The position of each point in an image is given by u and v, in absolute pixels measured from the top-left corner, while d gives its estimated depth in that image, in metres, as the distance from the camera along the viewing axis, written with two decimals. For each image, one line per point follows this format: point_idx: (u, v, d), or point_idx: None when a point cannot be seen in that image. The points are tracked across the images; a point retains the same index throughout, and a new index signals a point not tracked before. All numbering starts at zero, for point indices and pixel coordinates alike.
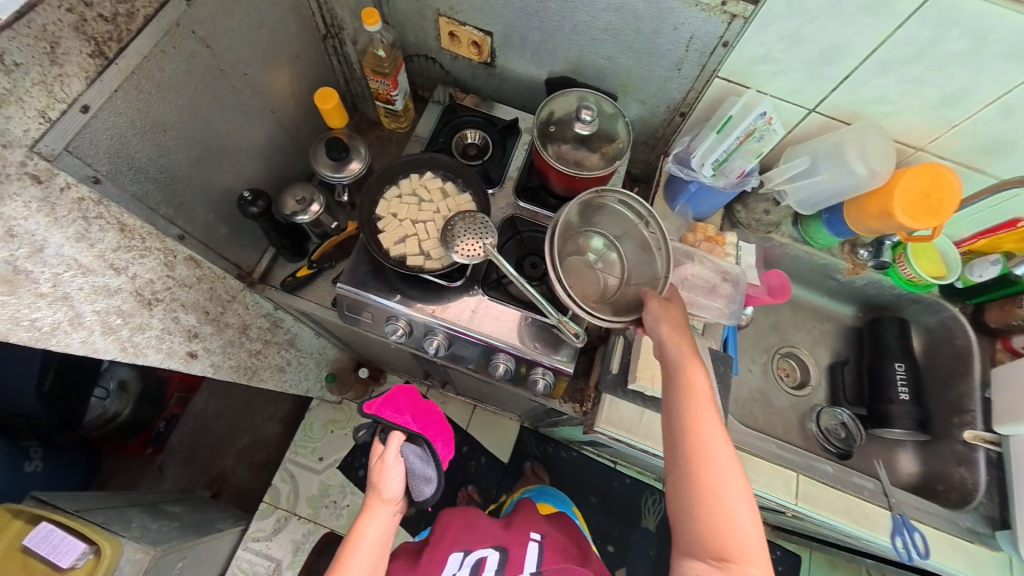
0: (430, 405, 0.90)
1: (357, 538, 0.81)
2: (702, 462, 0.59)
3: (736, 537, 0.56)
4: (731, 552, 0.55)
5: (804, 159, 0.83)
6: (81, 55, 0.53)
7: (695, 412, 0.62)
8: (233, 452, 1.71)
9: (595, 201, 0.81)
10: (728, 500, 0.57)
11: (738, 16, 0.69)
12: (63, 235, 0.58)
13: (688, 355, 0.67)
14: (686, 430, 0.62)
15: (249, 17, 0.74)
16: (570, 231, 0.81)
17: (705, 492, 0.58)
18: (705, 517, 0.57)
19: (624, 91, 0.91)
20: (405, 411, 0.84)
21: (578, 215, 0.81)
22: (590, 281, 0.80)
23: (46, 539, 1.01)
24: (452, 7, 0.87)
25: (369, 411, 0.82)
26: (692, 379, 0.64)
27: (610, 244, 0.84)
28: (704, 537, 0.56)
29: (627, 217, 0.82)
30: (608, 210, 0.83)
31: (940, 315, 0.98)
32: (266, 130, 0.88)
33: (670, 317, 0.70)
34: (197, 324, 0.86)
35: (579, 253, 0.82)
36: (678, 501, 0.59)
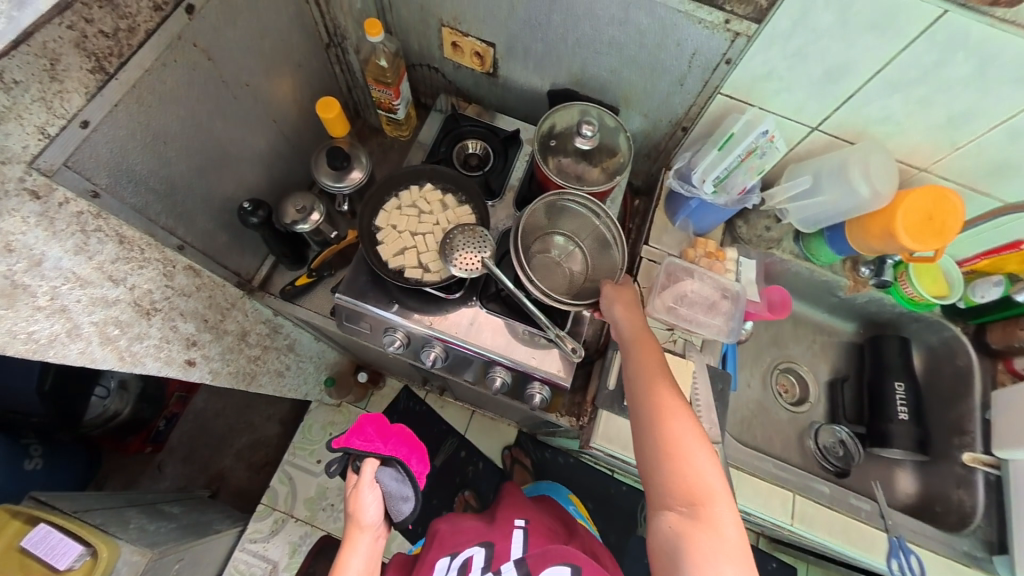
0: (400, 425, 0.90)
1: (340, 569, 0.81)
2: (662, 417, 0.65)
3: (701, 482, 0.60)
4: (698, 496, 0.59)
5: (806, 178, 0.82)
6: (81, 71, 0.53)
7: (650, 377, 0.69)
8: (232, 452, 1.72)
9: (557, 202, 0.83)
10: (689, 448, 0.62)
11: (741, 34, 0.68)
12: (62, 248, 0.58)
13: (638, 326, 0.74)
14: (645, 393, 0.68)
15: (252, 27, 0.74)
16: (535, 229, 0.83)
17: (667, 445, 0.63)
18: (671, 467, 0.61)
19: (627, 103, 0.90)
20: (376, 438, 0.85)
21: (544, 215, 0.84)
22: (557, 278, 0.83)
23: (44, 540, 1.02)
24: (456, 18, 0.86)
25: (337, 446, 0.84)
26: (645, 349, 0.72)
27: (571, 241, 0.85)
28: (672, 485, 0.60)
29: (588, 214, 0.83)
30: (570, 210, 0.84)
31: (942, 334, 0.97)
32: (268, 139, 0.88)
33: (623, 299, 0.77)
34: (196, 332, 0.85)
35: (544, 250, 0.84)
36: (648, 459, 0.64)
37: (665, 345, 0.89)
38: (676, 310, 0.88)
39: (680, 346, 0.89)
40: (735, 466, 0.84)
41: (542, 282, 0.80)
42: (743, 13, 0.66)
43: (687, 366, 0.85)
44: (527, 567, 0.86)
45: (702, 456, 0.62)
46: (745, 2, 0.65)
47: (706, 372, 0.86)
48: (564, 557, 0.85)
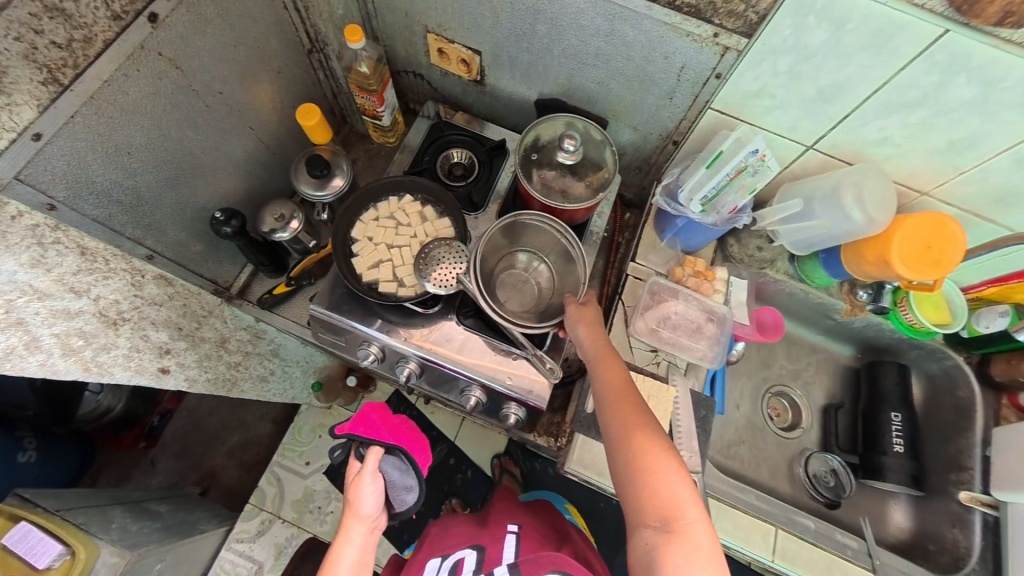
0: (403, 417, 0.86)
1: (333, 562, 0.77)
2: (630, 430, 0.62)
3: (671, 495, 0.57)
4: (671, 508, 0.56)
5: (798, 201, 0.79)
6: (33, 83, 0.52)
7: (616, 391, 0.66)
8: (224, 450, 1.68)
9: (516, 222, 0.81)
10: (659, 458, 0.59)
11: (731, 48, 0.65)
12: (17, 261, 0.57)
13: (602, 341, 0.72)
14: (612, 408, 0.65)
15: (224, 36, 0.72)
16: (495, 250, 0.82)
17: (637, 458, 0.60)
18: (642, 482, 0.58)
19: (616, 116, 0.86)
20: (380, 426, 0.80)
21: (503, 235, 0.82)
22: (525, 293, 0.83)
23: (24, 539, 0.99)
24: (441, 24, 0.83)
25: (340, 432, 0.79)
26: (610, 363, 0.69)
27: (536, 257, 0.85)
28: (643, 501, 0.57)
29: (550, 232, 0.81)
30: (530, 227, 0.82)
31: (943, 363, 0.92)
32: (245, 146, 0.86)
33: (586, 315, 0.74)
34: (170, 341, 0.83)
35: (509, 270, 0.84)
36: (620, 476, 0.61)
37: (647, 367, 0.85)
38: (660, 332, 0.86)
39: (662, 368, 0.85)
40: (715, 497, 0.82)
41: (507, 302, 0.80)
42: (732, 26, 0.63)
43: (667, 393, 0.80)
44: (519, 569, 0.78)
45: (671, 466, 0.59)
46: (734, 15, 0.61)
47: (691, 397, 0.83)
48: (556, 564, 0.76)
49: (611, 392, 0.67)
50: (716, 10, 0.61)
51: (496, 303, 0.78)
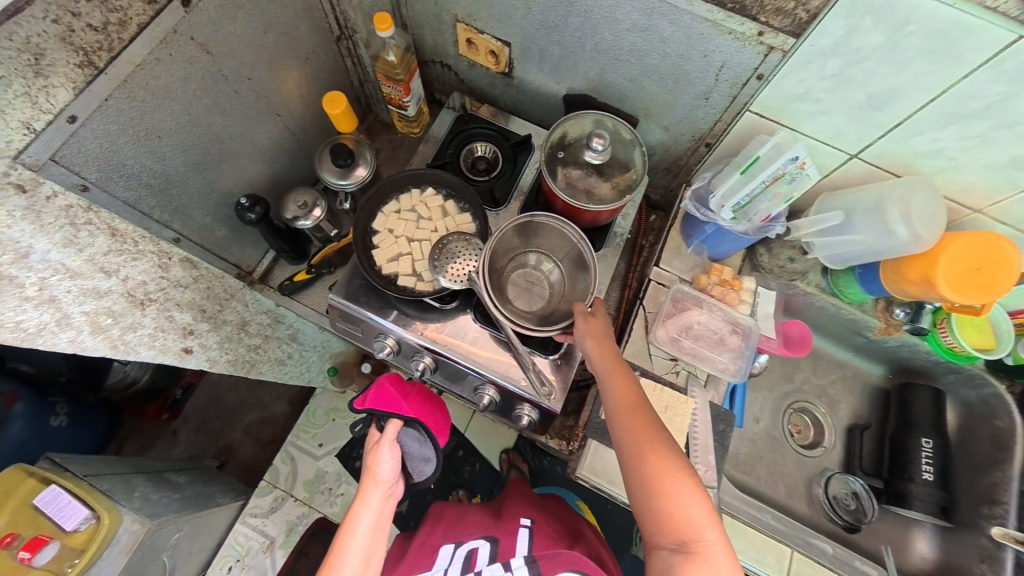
0: (421, 388, 0.87)
1: (351, 521, 0.76)
2: (643, 448, 0.61)
3: (688, 517, 0.55)
4: (688, 529, 0.55)
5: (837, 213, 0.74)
6: (69, 65, 0.52)
7: (626, 406, 0.65)
8: (242, 426, 1.73)
9: (530, 223, 0.79)
10: (675, 477, 0.58)
11: (776, 48, 0.61)
12: (50, 241, 0.58)
13: (611, 359, 0.69)
14: (623, 424, 0.64)
15: (254, 21, 0.72)
16: (508, 250, 0.81)
17: (651, 477, 0.58)
18: (658, 504, 0.57)
19: (646, 115, 0.84)
20: (400, 399, 0.81)
21: (518, 234, 0.81)
22: (530, 291, 0.81)
23: (53, 501, 1.04)
24: (470, 14, 0.82)
25: (360, 407, 0.79)
26: (619, 378, 0.67)
27: (548, 259, 0.83)
28: (660, 523, 0.56)
29: (563, 233, 0.79)
30: (547, 228, 0.80)
31: (981, 390, 0.87)
32: (271, 133, 0.87)
33: (594, 328, 0.71)
34: (193, 322, 0.85)
35: (520, 270, 0.82)
36: (635, 495, 0.59)
37: (666, 376, 0.83)
38: (681, 342, 0.83)
39: (682, 378, 0.83)
40: (729, 514, 0.81)
41: (514, 300, 0.80)
42: (778, 24, 0.59)
43: (685, 405, 0.79)
44: (537, 567, 0.78)
45: (687, 485, 0.57)
46: (782, 13, 0.58)
47: (709, 410, 0.80)
48: (575, 564, 0.77)
49: (622, 413, 0.64)
50: (762, 7, 0.58)
51: (502, 302, 0.77)
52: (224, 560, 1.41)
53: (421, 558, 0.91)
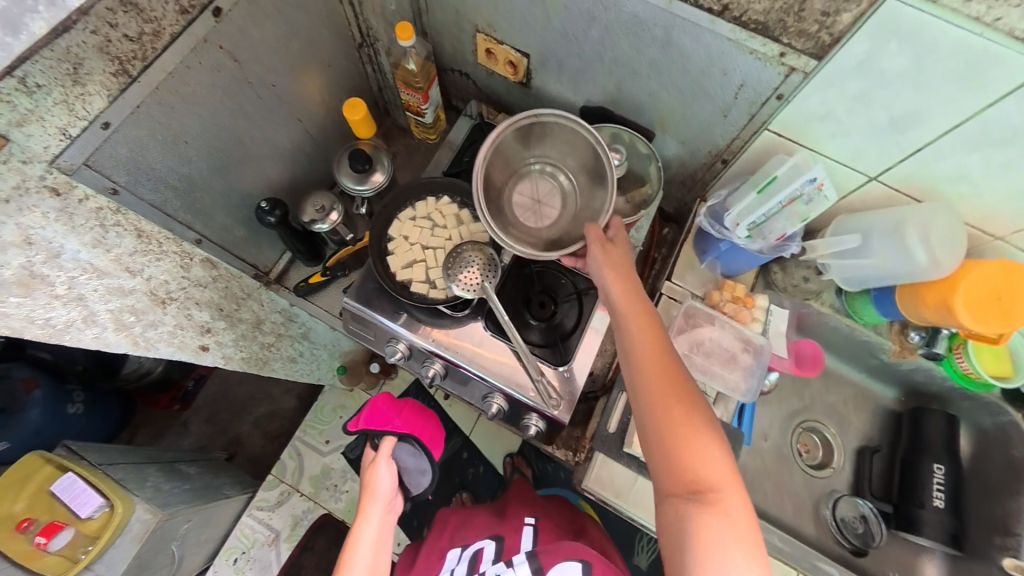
0: (413, 402, 0.88)
1: (354, 540, 0.77)
2: (665, 392, 0.59)
3: (704, 460, 0.56)
4: (708, 476, 0.55)
5: (854, 237, 0.74)
6: (105, 74, 0.54)
7: (647, 347, 0.63)
8: (250, 419, 1.76)
9: (534, 124, 0.78)
10: (696, 426, 0.57)
11: (797, 69, 0.61)
12: (80, 241, 0.60)
13: (629, 295, 0.67)
14: (643, 364, 0.62)
15: (280, 29, 0.73)
16: (508, 158, 0.81)
17: (674, 427, 0.57)
18: (673, 446, 0.57)
19: (663, 127, 0.84)
20: (393, 415, 0.82)
21: (519, 139, 0.80)
22: (536, 205, 0.84)
23: (69, 488, 1.08)
24: (491, 24, 0.82)
25: (354, 428, 0.81)
26: (642, 319, 0.65)
27: (554, 168, 0.84)
28: (674, 466, 0.56)
29: (574, 134, 0.77)
30: (551, 132, 0.79)
31: (997, 418, 0.86)
32: (292, 138, 0.88)
33: (612, 260, 0.70)
34: (210, 320, 0.88)
35: (524, 181, 0.85)
36: (651, 440, 0.59)
37: None
38: (692, 358, 0.82)
39: None
40: None
41: (519, 218, 0.83)
42: (801, 46, 0.59)
43: None
44: (539, 560, 0.78)
45: (708, 436, 0.57)
46: (805, 35, 0.58)
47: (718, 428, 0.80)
48: (575, 553, 0.78)
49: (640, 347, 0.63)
50: (785, 28, 0.58)
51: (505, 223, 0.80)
52: (230, 551, 1.44)
53: (430, 565, 0.93)
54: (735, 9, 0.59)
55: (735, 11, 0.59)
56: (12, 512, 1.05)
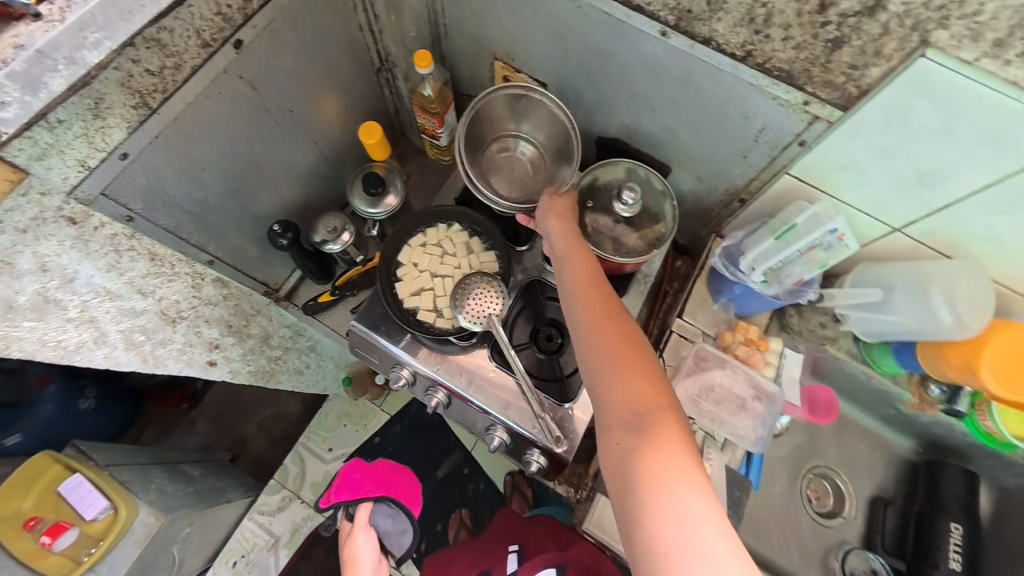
0: (382, 466, 1.16)
1: None
2: (605, 325, 0.61)
3: (641, 381, 0.57)
4: (647, 402, 0.55)
5: (875, 291, 0.72)
6: (125, 107, 0.54)
7: (587, 287, 0.65)
8: (256, 421, 1.77)
9: (525, 98, 0.82)
10: (637, 358, 0.58)
11: (821, 118, 0.60)
12: (95, 266, 0.61)
13: (571, 240, 0.70)
14: (583, 304, 0.63)
15: (299, 58, 0.73)
16: (495, 122, 0.86)
17: (613, 353, 0.59)
18: (612, 369, 0.58)
19: (679, 163, 0.82)
20: (367, 484, 1.11)
21: (509, 107, 0.85)
22: (503, 169, 0.89)
23: (76, 489, 1.10)
24: (509, 54, 0.82)
25: (323, 504, 1.08)
26: (583, 262, 0.67)
27: (532, 143, 0.89)
28: (614, 390, 0.57)
29: (558, 118, 0.81)
30: (539, 109, 0.83)
31: (1020, 478, 0.82)
32: (307, 160, 0.88)
33: (558, 211, 0.74)
34: (219, 336, 0.89)
35: (500, 146, 0.89)
36: (593, 376, 0.59)
37: None
38: (700, 403, 0.80)
39: (700, 440, 0.82)
40: None
41: (487, 171, 0.87)
42: (826, 96, 0.58)
43: None
44: None
45: (647, 366, 0.58)
46: (831, 86, 0.56)
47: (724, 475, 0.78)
48: None
49: (579, 285, 0.65)
50: (810, 77, 0.57)
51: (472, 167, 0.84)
52: (229, 554, 1.45)
53: None
54: (759, 56, 0.58)
55: (759, 58, 0.58)
56: (20, 509, 1.06)
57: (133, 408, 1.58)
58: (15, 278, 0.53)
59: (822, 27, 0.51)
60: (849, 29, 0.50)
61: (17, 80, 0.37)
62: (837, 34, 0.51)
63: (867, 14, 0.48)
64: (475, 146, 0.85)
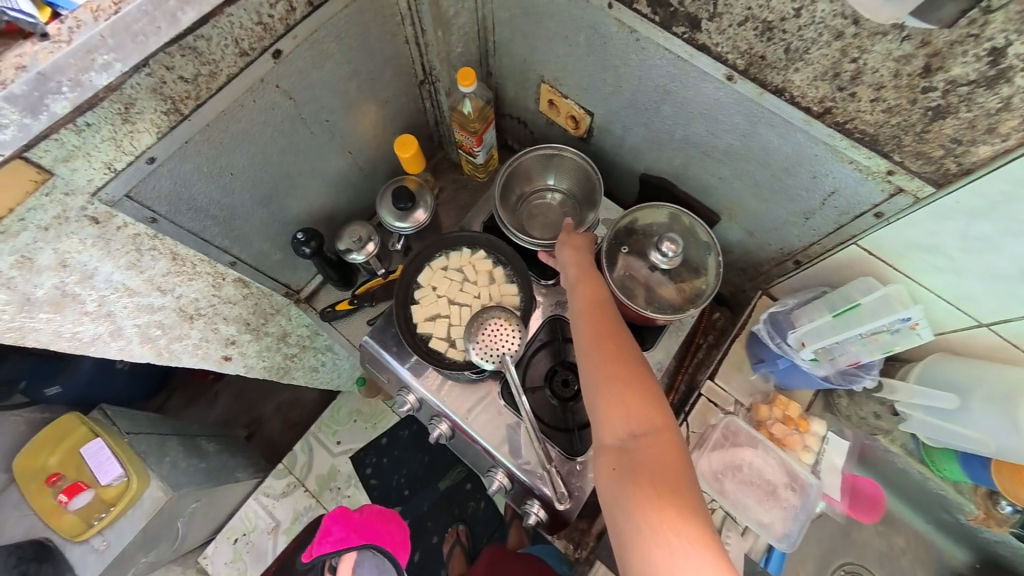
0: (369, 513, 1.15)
1: None
2: (607, 342, 0.60)
3: (641, 400, 0.55)
4: (646, 422, 0.54)
5: (953, 397, 0.63)
6: (156, 112, 0.53)
7: (590, 302, 0.64)
8: (274, 403, 1.77)
9: (558, 155, 0.85)
10: (637, 376, 0.57)
11: (907, 191, 0.52)
12: (115, 264, 0.61)
13: (582, 262, 0.70)
14: (586, 318, 0.63)
15: (341, 69, 0.71)
16: (527, 174, 0.87)
17: (614, 370, 0.57)
18: (612, 386, 0.56)
19: (730, 214, 0.75)
20: (353, 531, 1.11)
21: (541, 162, 0.86)
22: (531, 219, 0.88)
23: (96, 454, 1.12)
24: (557, 78, 0.77)
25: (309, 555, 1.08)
26: (589, 278, 0.67)
27: (560, 198, 0.89)
28: (613, 408, 0.55)
29: (587, 174, 0.84)
30: (570, 166, 0.86)
31: None
32: (339, 168, 0.86)
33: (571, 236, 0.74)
34: (236, 334, 0.89)
35: (531, 198, 0.89)
36: (592, 393, 0.57)
37: None
38: (724, 482, 0.73)
39: (718, 520, 0.73)
40: None
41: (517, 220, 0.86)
42: (916, 167, 0.50)
43: None
44: None
45: (648, 387, 0.56)
46: (924, 158, 0.48)
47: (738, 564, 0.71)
48: None
49: (584, 303, 0.64)
50: (900, 145, 0.49)
51: (504, 213, 0.84)
52: (231, 532, 1.40)
53: None
54: (839, 114, 0.50)
55: (839, 116, 0.50)
56: (47, 465, 1.12)
57: (167, 373, 1.48)
58: (34, 274, 0.54)
59: (923, 92, 0.44)
60: (957, 98, 0.42)
61: (18, 104, 0.37)
62: (942, 102, 0.43)
63: (984, 84, 0.40)
64: (506, 195, 0.86)
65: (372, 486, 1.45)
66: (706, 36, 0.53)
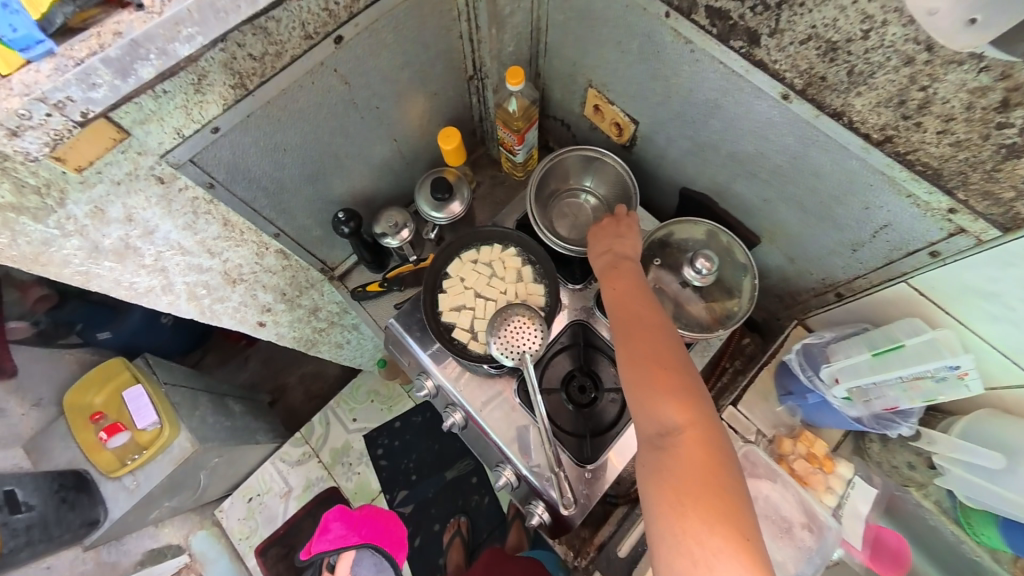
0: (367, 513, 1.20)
1: None
2: (638, 340, 0.58)
3: (672, 398, 0.53)
4: (677, 421, 0.52)
5: (997, 456, 0.59)
6: (225, 86, 0.56)
7: (622, 301, 0.63)
8: (298, 373, 1.84)
9: (599, 160, 0.85)
10: (666, 375, 0.55)
11: (968, 232, 0.49)
12: (174, 223, 0.66)
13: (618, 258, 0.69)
14: (619, 317, 0.62)
15: (395, 58, 0.74)
16: (566, 175, 0.88)
17: (644, 367, 0.56)
18: (642, 384, 0.55)
19: (771, 237, 0.72)
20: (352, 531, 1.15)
21: (581, 165, 0.87)
22: (566, 221, 0.88)
23: (134, 399, 1.18)
24: (605, 84, 0.77)
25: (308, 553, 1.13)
26: (622, 276, 0.66)
27: (596, 202, 0.88)
28: (643, 408, 0.54)
29: (625, 181, 0.83)
30: (610, 171, 0.85)
31: None
32: (383, 154, 0.89)
33: (609, 230, 0.73)
34: (272, 302, 0.93)
35: (567, 200, 0.89)
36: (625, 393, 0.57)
37: None
38: None
39: None
40: None
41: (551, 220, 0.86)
42: (981, 208, 0.47)
43: None
44: None
45: (683, 384, 0.54)
46: (991, 199, 0.45)
47: None
48: None
49: (617, 302, 0.64)
50: (965, 182, 0.46)
51: (539, 213, 0.84)
52: (247, 491, 1.46)
53: None
54: (901, 143, 0.48)
55: (901, 146, 0.48)
56: (92, 403, 1.20)
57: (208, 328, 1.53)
58: (104, 224, 0.59)
59: (997, 129, 0.41)
60: None
61: (111, 66, 0.41)
62: (1018, 140, 0.41)
63: None
64: (543, 194, 0.86)
65: (381, 467, 1.49)
66: (764, 52, 0.52)
